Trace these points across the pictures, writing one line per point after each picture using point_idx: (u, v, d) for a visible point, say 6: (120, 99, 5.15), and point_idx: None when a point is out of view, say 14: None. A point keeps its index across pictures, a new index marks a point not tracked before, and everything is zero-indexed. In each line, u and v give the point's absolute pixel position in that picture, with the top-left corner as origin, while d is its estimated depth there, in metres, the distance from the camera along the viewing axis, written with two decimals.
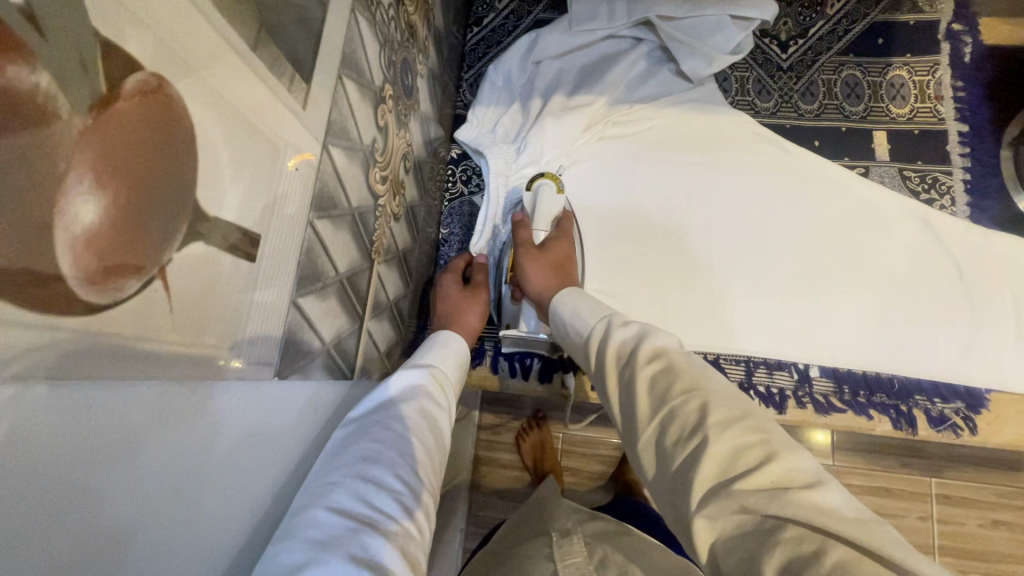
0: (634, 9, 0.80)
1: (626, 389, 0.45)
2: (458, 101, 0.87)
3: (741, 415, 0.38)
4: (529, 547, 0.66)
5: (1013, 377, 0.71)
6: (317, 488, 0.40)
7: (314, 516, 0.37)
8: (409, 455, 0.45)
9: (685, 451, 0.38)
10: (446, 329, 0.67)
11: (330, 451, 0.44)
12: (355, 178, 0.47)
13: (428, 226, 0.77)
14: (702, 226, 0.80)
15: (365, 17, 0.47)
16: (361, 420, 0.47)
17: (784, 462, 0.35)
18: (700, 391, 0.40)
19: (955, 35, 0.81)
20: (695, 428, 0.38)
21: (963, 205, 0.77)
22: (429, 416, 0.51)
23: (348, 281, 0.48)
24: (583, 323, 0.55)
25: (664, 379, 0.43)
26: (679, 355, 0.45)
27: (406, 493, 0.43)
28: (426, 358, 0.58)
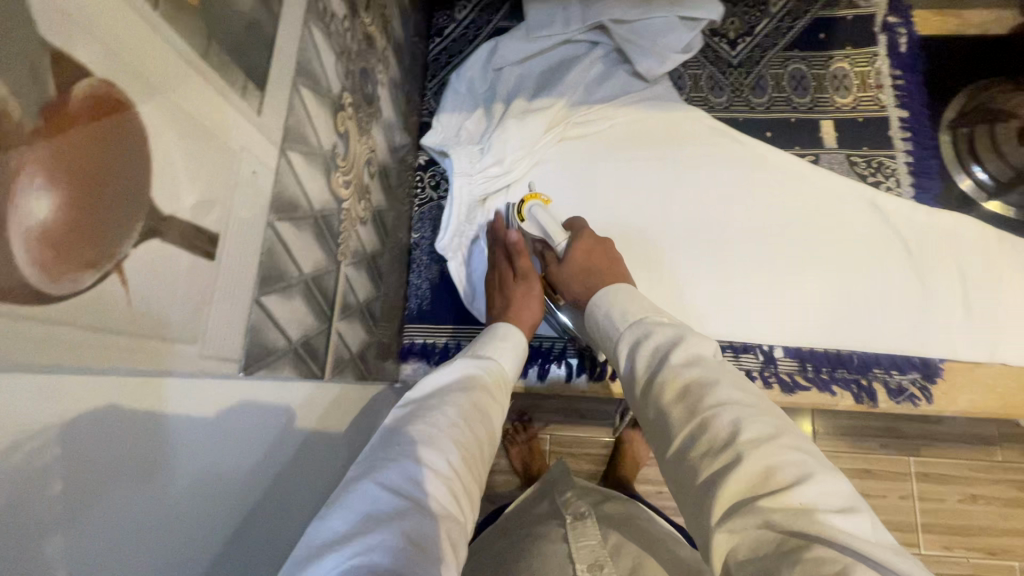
0: (588, 14, 0.84)
1: (657, 400, 0.47)
2: (424, 109, 0.90)
3: (778, 435, 0.40)
4: (544, 528, 0.69)
5: (964, 346, 0.75)
6: (374, 462, 0.45)
7: (366, 489, 0.42)
8: (454, 445, 0.49)
9: (715, 465, 0.40)
10: (501, 326, 0.69)
11: (390, 428, 0.50)
12: (317, 182, 0.49)
13: (399, 231, 0.79)
14: (662, 218, 0.83)
15: (320, 28, 0.49)
16: (415, 404, 0.53)
17: (817, 484, 0.37)
18: (730, 407, 0.42)
19: (891, 28, 0.86)
20: (726, 443, 0.40)
21: (907, 186, 0.81)
22: (474, 411, 0.54)
23: (314, 282, 0.49)
24: (616, 331, 0.57)
25: (697, 392, 0.45)
26: (713, 366, 0.47)
27: (450, 476, 0.47)
28: (476, 355, 0.62)
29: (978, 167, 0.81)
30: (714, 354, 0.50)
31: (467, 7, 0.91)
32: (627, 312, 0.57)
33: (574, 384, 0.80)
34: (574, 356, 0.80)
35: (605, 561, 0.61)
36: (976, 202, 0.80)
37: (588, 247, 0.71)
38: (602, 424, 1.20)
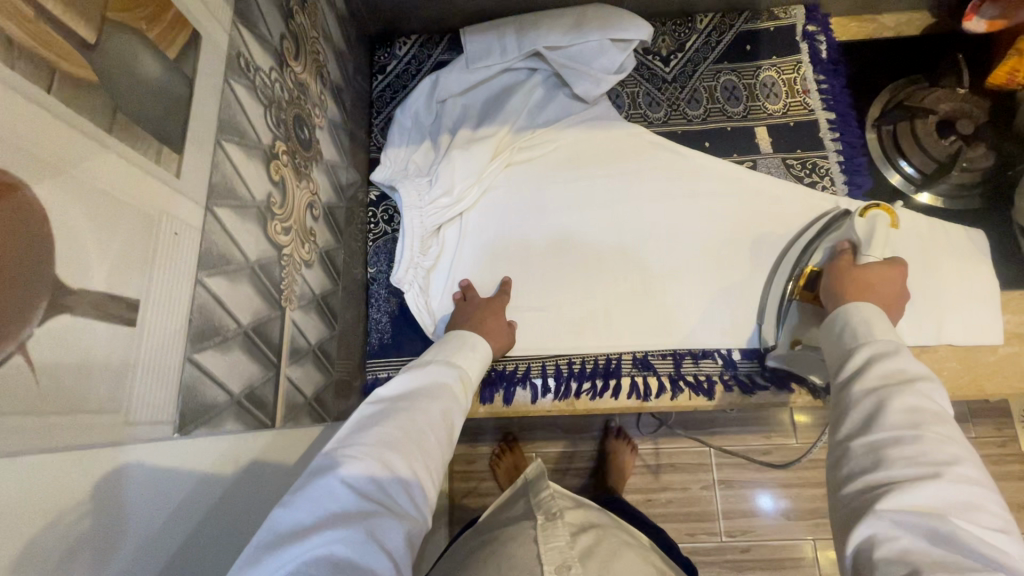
0: (523, 43, 0.87)
1: (872, 399, 0.47)
2: (372, 145, 0.90)
3: (987, 486, 0.42)
4: (516, 527, 0.67)
5: (908, 332, 0.78)
6: (342, 458, 0.47)
7: (329, 486, 0.45)
8: (424, 447, 0.51)
9: (912, 469, 0.42)
10: (473, 336, 0.70)
11: (361, 422, 0.52)
12: (251, 233, 0.50)
13: (352, 268, 0.79)
14: (612, 235, 0.85)
15: (243, 83, 0.50)
16: (387, 402, 0.55)
17: (1013, 541, 0.40)
18: (954, 444, 0.44)
19: (811, 36, 0.90)
20: (936, 463, 0.42)
21: (841, 183, 0.84)
22: (447, 416, 0.56)
23: (255, 332, 0.50)
24: (860, 336, 0.54)
25: (923, 415, 0.45)
26: (946, 409, 0.47)
27: (413, 480, 0.49)
28: (452, 359, 0.64)
29: (904, 161, 0.84)
30: (949, 408, 0.49)
31: (406, 43, 0.93)
32: (888, 331, 0.54)
33: (539, 404, 0.80)
34: (537, 377, 0.80)
35: (573, 563, 0.59)
36: (906, 195, 0.84)
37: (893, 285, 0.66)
38: (586, 438, 1.20)
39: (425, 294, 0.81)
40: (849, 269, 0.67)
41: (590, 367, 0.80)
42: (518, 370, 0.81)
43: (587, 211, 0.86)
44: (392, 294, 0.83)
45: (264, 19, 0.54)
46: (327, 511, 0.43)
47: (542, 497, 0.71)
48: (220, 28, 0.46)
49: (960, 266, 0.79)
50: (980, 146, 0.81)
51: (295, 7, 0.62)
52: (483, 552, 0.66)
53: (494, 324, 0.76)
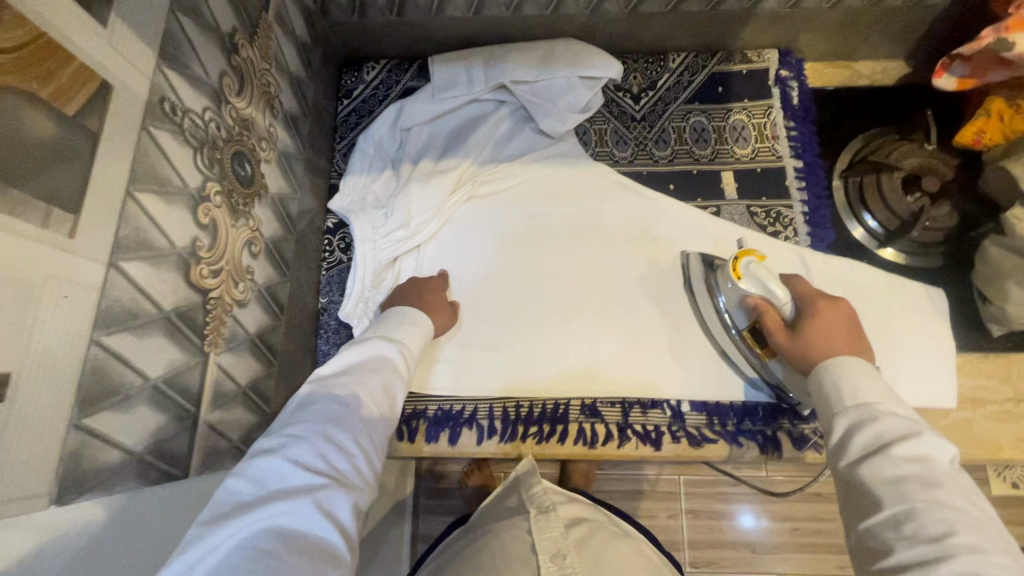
0: (490, 75, 0.85)
1: (861, 476, 0.50)
2: (333, 171, 0.89)
3: (994, 553, 0.43)
4: (508, 523, 0.69)
5: None
6: (287, 439, 0.51)
7: (276, 465, 0.49)
8: (364, 424, 0.56)
9: (912, 554, 0.44)
10: (409, 310, 0.73)
11: (302, 404, 0.56)
12: (167, 282, 0.48)
13: (300, 302, 0.78)
14: (570, 275, 0.84)
15: (167, 128, 0.48)
16: (327, 383, 0.59)
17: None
18: (946, 510, 0.45)
19: (783, 81, 0.89)
20: (935, 537, 0.44)
21: (803, 234, 0.83)
22: (386, 391, 0.61)
23: (167, 384, 0.49)
24: (836, 401, 0.57)
25: (913, 485, 0.47)
26: (941, 467, 0.48)
27: (357, 452, 0.54)
28: (393, 334, 0.67)
29: (869, 214, 0.83)
30: (948, 458, 0.50)
31: (375, 68, 0.92)
32: (861, 389, 0.56)
33: (485, 446, 0.79)
34: (484, 418, 0.79)
35: (567, 551, 0.60)
36: (869, 249, 0.83)
37: (824, 322, 0.65)
38: (548, 466, 1.19)
39: None
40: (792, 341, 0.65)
41: (536, 412, 0.79)
42: (465, 411, 0.80)
43: (548, 249, 0.85)
44: (341, 326, 0.81)
45: (200, 59, 0.53)
46: (273, 490, 0.48)
47: (532, 493, 0.73)
48: (139, 76, 0.44)
49: (916, 327, 0.78)
50: (943, 205, 0.80)
51: (242, 41, 0.60)
52: (477, 545, 0.67)
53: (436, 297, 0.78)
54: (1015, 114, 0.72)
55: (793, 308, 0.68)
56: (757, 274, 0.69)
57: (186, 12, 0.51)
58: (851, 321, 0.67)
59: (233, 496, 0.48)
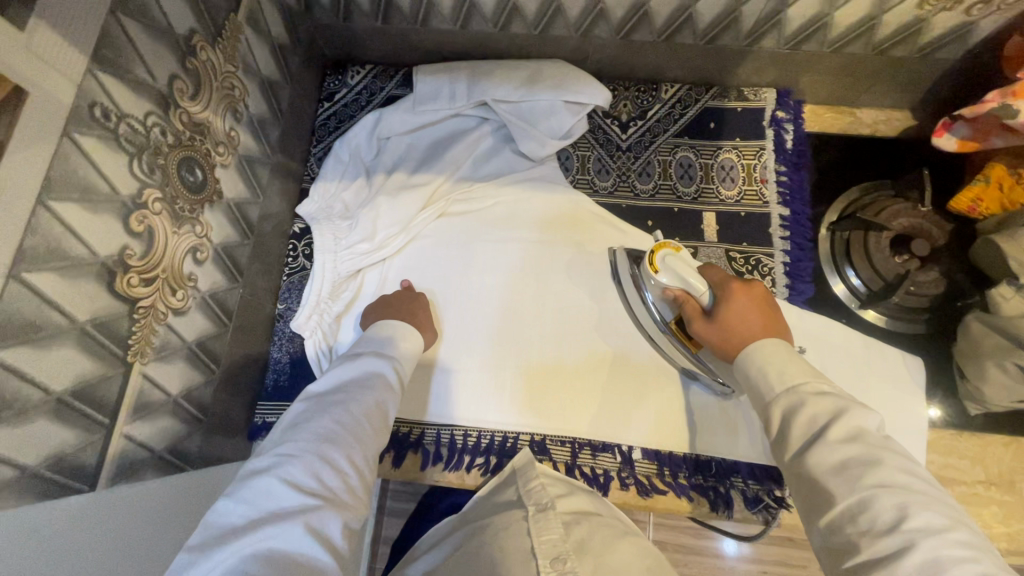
0: (473, 92, 0.83)
1: (805, 467, 0.47)
2: (306, 174, 0.87)
3: (948, 527, 0.41)
4: (502, 519, 0.59)
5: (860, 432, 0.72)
6: (278, 459, 0.48)
7: (266, 486, 0.46)
8: (362, 439, 0.53)
9: (876, 548, 0.41)
10: (400, 322, 0.69)
11: (295, 421, 0.53)
12: (84, 292, 0.47)
13: (254, 308, 0.76)
14: (532, 305, 0.81)
15: (96, 134, 0.46)
16: (321, 398, 0.55)
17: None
18: (899, 493, 0.43)
19: (778, 122, 0.85)
20: (894, 530, 0.41)
21: (781, 286, 0.79)
22: (381, 404, 0.57)
23: (76, 398, 0.47)
24: (767, 389, 0.54)
25: (859, 471, 0.45)
26: (878, 443, 0.47)
27: (353, 470, 0.50)
28: (387, 347, 0.64)
29: (852, 271, 0.79)
30: (875, 429, 0.49)
31: (359, 73, 0.90)
32: (787, 371, 0.54)
33: (428, 473, 0.76)
34: (431, 444, 0.77)
35: (569, 555, 0.51)
36: (850, 309, 0.79)
37: (743, 307, 0.63)
38: None
39: (328, 341, 0.78)
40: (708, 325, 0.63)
41: (483, 443, 0.76)
42: (411, 434, 0.77)
43: (513, 279, 0.82)
44: (295, 334, 0.80)
45: (144, 61, 0.51)
46: (265, 512, 0.45)
47: (530, 487, 0.65)
48: (65, 82, 0.43)
49: (890, 395, 0.74)
50: (931, 270, 0.75)
51: (201, 42, 0.59)
52: (468, 546, 0.57)
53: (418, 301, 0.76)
54: (1015, 184, 0.68)
55: (711, 295, 0.65)
56: (674, 265, 0.67)
57: (131, 14, 0.49)
58: (766, 298, 0.64)
59: (221, 520, 0.45)
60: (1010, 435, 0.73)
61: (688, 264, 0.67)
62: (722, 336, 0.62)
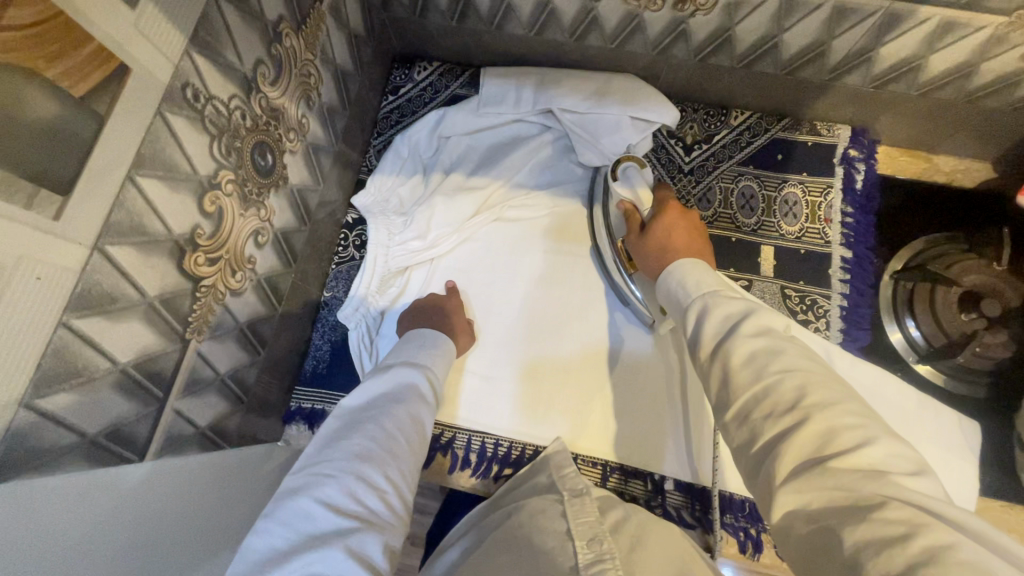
0: (539, 99, 0.82)
1: (719, 364, 0.44)
2: (364, 165, 0.88)
3: (840, 399, 0.38)
4: (539, 502, 0.60)
5: None
6: (314, 479, 0.47)
7: (304, 508, 0.45)
8: (397, 455, 0.51)
9: (776, 428, 0.38)
10: (431, 331, 0.69)
11: (328, 439, 0.52)
12: (157, 268, 0.48)
13: (302, 294, 0.77)
14: (559, 313, 0.80)
15: (185, 114, 0.47)
16: (354, 414, 0.54)
17: (883, 448, 0.35)
18: (797, 373, 0.40)
19: (850, 160, 0.82)
20: (791, 407, 0.38)
21: (836, 330, 0.77)
22: (414, 417, 0.55)
23: (138, 370, 0.48)
24: (681, 299, 0.52)
25: (764, 360, 0.41)
26: (785, 337, 0.43)
27: (389, 489, 0.48)
28: (416, 358, 0.63)
29: (913, 322, 0.76)
30: (784, 331, 0.46)
31: (426, 69, 0.90)
32: (704, 281, 0.51)
33: (455, 477, 0.76)
34: (460, 448, 0.77)
35: (605, 538, 0.50)
36: (905, 361, 0.76)
37: (679, 219, 0.66)
38: None
39: (370, 334, 0.78)
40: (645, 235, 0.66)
41: (513, 455, 0.75)
42: (442, 436, 0.77)
43: (516, 274, 0.82)
44: (339, 323, 0.81)
45: (235, 45, 0.52)
46: (304, 535, 0.43)
47: (563, 474, 0.65)
48: (164, 61, 0.43)
49: (946, 458, 0.70)
50: (1000, 333, 0.73)
51: (287, 30, 0.59)
52: (504, 528, 0.56)
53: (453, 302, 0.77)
54: None
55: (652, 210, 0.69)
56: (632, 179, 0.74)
57: None
58: (699, 226, 0.67)
59: (260, 546, 0.43)
60: None
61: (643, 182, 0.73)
62: (651, 241, 0.65)
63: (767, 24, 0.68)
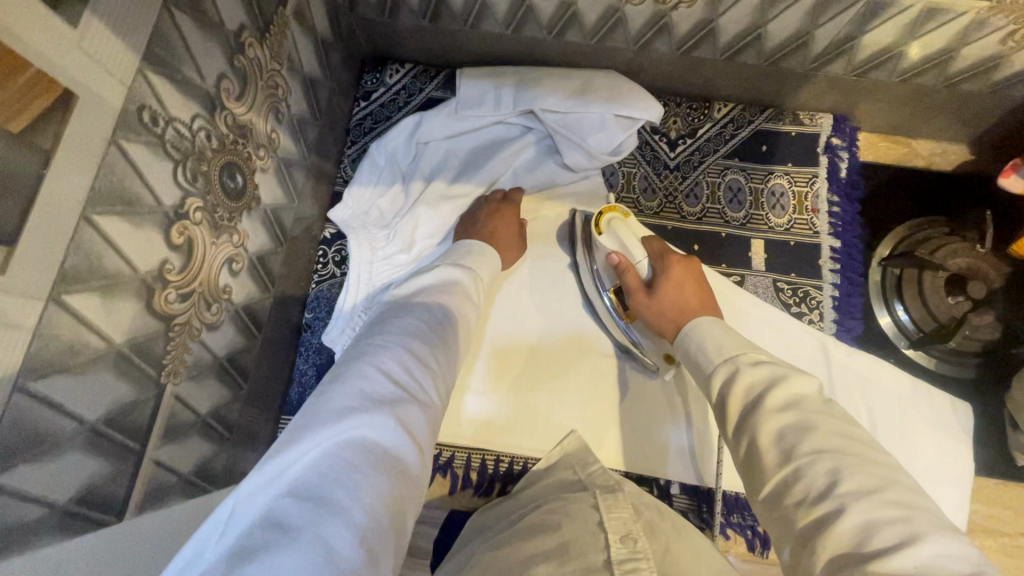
0: (519, 100, 0.78)
1: (747, 436, 0.44)
2: (339, 176, 0.84)
3: (879, 488, 0.37)
4: (570, 495, 0.58)
5: (916, 465, 0.70)
6: (373, 350, 0.48)
7: (365, 369, 0.45)
8: (441, 355, 0.52)
9: (811, 518, 0.37)
10: (470, 241, 0.70)
11: (382, 323, 0.53)
12: (124, 313, 0.43)
13: (282, 318, 0.73)
14: (548, 326, 0.78)
15: (144, 141, 0.42)
16: (404, 306, 0.56)
17: (929, 544, 0.33)
18: (831, 455, 0.39)
19: (833, 149, 0.82)
20: (824, 494, 0.37)
21: (830, 321, 0.77)
22: (458, 317, 0.57)
23: (108, 425, 0.44)
24: (708, 362, 0.51)
25: (795, 438, 0.41)
26: (816, 409, 0.43)
27: (435, 375, 0.50)
28: (463, 266, 0.65)
29: (901, 306, 0.77)
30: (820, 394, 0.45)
31: (399, 72, 0.86)
32: (724, 345, 0.51)
33: (456, 497, 0.74)
34: (460, 467, 0.74)
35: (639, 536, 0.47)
36: (896, 346, 0.77)
37: (682, 279, 0.64)
38: None
39: None
40: (648, 301, 0.64)
41: (515, 470, 0.73)
42: (441, 456, 0.74)
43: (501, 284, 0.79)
44: (324, 346, 0.77)
45: (196, 62, 0.47)
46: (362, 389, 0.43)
47: (590, 472, 0.64)
48: (116, 84, 0.39)
49: (940, 441, 0.71)
50: (986, 314, 0.74)
51: (250, 39, 0.55)
52: (527, 518, 0.54)
53: (507, 216, 0.75)
54: None
55: (650, 266, 0.67)
56: (618, 230, 0.68)
57: (185, 8, 0.45)
58: (699, 274, 0.67)
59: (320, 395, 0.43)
60: None
61: (630, 234, 0.68)
62: (658, 307, 0.63)
63: (751, 15, 0.67)
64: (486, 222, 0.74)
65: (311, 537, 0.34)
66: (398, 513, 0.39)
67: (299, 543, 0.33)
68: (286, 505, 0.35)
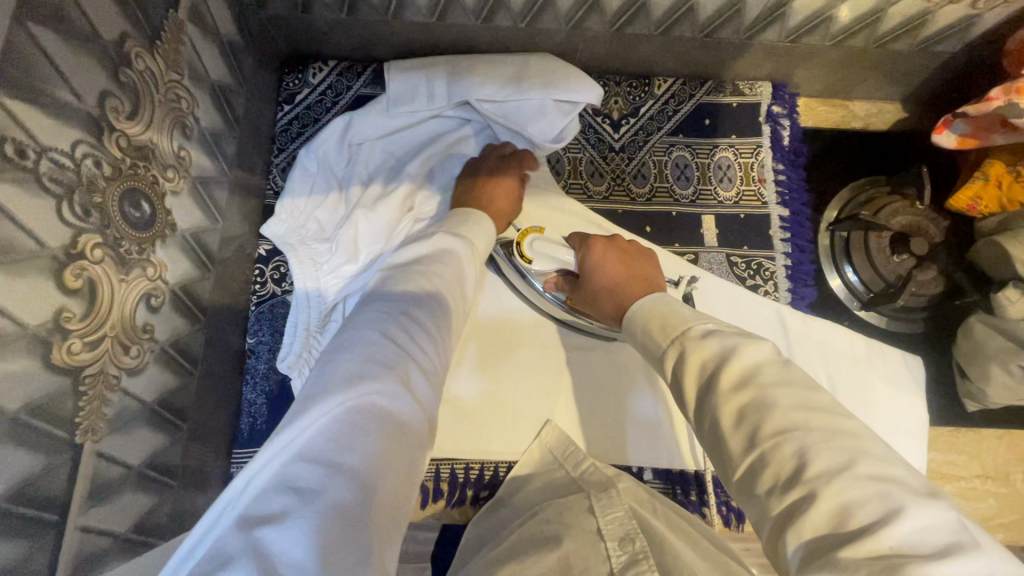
0: (453, 92, 0.75)
1: (706, 416, 0.39)
2: (269, 188, 0.78)
3: (849, 463, 0.33)
4: (569, 501, 0.57)
5: (879, 420, 0.71)
6: (371, 316, 0.43)
7: (364, 335, 0.41)
8: (448, 315, 0.48)
9: (782, 504, 0.34)
10: (468, 209, 0.63)
11: (379, 288, 0.48)
12: (14, 375, 0.38)
13: (220, 348, 0.68)
14: (509, 324, 0.75)
15: (9, 179, 0.37)
16: (399, 268, 0.51)
17: (907, 522, 0.30)
18: (796, 434, 0.35)
19: (774, 118, 0.82)
20: (793, 478, 0.34)
21: (784, 290, 0.77)
22: (457, 277, 0.52)
23: (12, 501, 0.39)
24: (654, 346, 0.47)
25: (754, 416, 0.37)
26: (772, 382, 0.38)
27: (436, 337, 0.45)
28: (460, 228, 0.58)
29: (851, 268, 0.78)
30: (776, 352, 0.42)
31: (322, 70, 0.80)
32: (670, 322, 0.47)
33: (429, 509, 0.71)
34: (429, 480, 0.70)
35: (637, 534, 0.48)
36: (849, 308, 0.79)
37: (607, 257, 0.62)
38: None
39: None
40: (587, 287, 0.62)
41: (487, 476, 0.70)
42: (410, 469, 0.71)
43: None
44: (272, 371, 0.72)
45: (66, 80, 0.42)
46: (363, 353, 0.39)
47: (583, 471, 0.64)
48: None
49: (898, 398, 0.72)
50: (931, 269, 0.75)
51: (136, 49, 0.49)
52: (517, 533, 0.53)
53: (506, 184, 0.71)
54: (1014, 181, 0.67)
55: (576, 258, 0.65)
56: (543, 249, 0.67)
57: (43, 20, 0.39)
58: (628, 248, 0.65)
59: (321, 366, 0.39)
60: (1005, 428, 0.77)
61: (551, 246, 0.67)
62: (594, 289, 0.61)
63: None
64: (483, 188, 0.70)
65: (323, 503, 0.31)
66: (406, 480, 0.36)
67: (311, 510, 0.31)
68: (298, 470, 0.32)
